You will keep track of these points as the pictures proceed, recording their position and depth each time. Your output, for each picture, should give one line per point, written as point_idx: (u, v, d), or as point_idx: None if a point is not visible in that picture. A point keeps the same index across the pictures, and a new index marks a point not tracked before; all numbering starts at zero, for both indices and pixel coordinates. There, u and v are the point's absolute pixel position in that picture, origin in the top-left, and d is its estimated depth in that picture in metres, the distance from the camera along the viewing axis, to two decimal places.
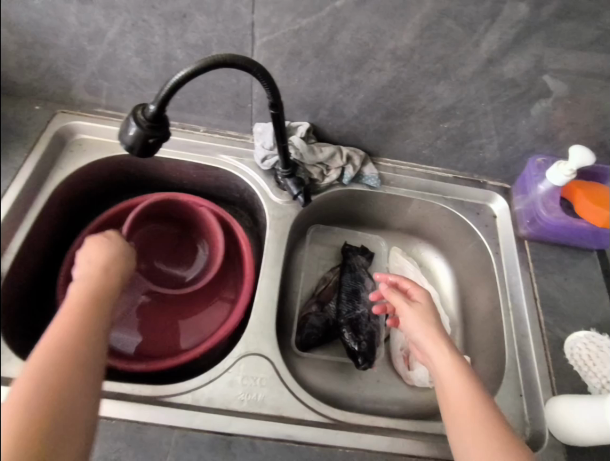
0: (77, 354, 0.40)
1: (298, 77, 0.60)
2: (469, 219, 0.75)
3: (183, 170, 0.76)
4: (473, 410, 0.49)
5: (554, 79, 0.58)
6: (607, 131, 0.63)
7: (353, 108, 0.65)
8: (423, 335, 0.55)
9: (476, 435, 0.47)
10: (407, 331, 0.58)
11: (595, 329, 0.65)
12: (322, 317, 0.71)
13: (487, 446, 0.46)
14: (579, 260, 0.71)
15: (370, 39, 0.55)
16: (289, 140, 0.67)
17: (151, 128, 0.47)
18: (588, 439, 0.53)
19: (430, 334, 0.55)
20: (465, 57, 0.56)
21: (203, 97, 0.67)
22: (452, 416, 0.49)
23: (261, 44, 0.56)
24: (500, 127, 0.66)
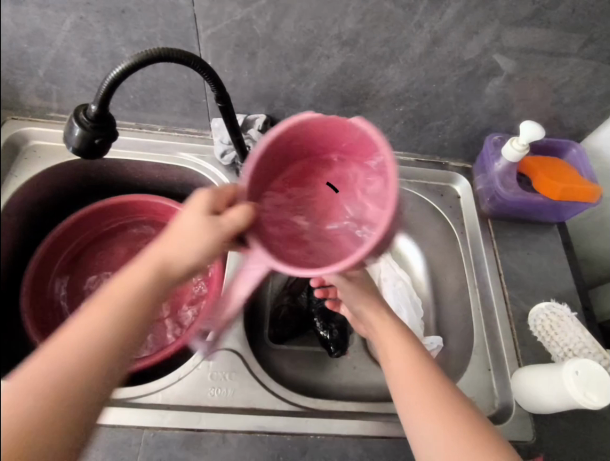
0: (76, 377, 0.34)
1: (248, 69, 0.61)
2: (434, 201, 0.76)
3: (146, 171, 0.75)
4: (423, 379, 0.51)
5: (500, 57, 0.58)
6: (556, 104, 0.65)
7: (307, 97, 0.65)
8: (364, 308, 0.57)
9: (428, 407, 0.49)
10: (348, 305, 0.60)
11: (557, 299, 0.67)
12: (294, 307, 0.71)
13: (440, 417, 0.48)
14: (542, 233, 0.73)
15: (313, 26, 0.55)
16: (247, 133, 0.68)
17: (95, 128, 0.46)
18: (552, 406, 0.54)
19: (373, 310, 0.57)
20: (410, 39, 0.56)
21: (157, 95, 0.66)
22: (402, 388, 0.51)
23: (206, 37, 0.56)
24: (454, 108, 0.66)
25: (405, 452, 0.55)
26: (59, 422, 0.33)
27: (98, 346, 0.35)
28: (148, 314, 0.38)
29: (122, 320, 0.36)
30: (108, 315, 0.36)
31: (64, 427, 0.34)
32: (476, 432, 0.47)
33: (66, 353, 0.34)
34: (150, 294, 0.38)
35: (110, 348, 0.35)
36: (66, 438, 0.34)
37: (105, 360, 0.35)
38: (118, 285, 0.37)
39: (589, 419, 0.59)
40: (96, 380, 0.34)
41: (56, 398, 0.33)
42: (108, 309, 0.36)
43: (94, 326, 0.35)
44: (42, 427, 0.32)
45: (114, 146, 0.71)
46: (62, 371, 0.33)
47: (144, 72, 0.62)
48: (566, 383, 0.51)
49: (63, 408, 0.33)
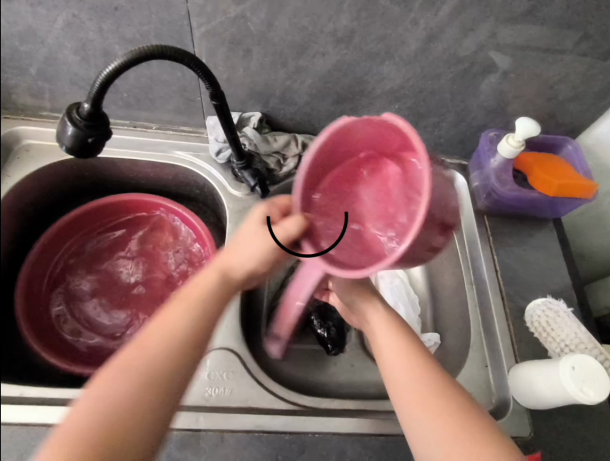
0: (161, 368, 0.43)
1: (243, 67, 0.60)
2: None
3: (140, 170, 0.74)
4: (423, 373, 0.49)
5: (496, 54, 0.58)
6: (552, 101, 0.65)
7: (302, 95, 0.65)
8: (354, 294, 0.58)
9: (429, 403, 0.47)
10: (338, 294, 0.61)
11: (553, 295, 0.68)
12: None
13: (441, 412, 0.46)
14: (538, 230, 0.73)
15: (308, 23, 0.54)
16: (243, 132, 0.67)
17: (89, 127, 0.45)
18: (549, 401, 0.55)
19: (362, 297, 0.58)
20: (405, 36, 0.56)
21: (151, 93, 0.66)
22: (401, 385, 0.49)
23: (200, 35, 0.56)
24: (450, 105, 0.66)
25: (403, 449, 0.55)
26: (154, 393, 0.42)
27: (183, 333, 0.45)
28: (217, 310, 0.48)
29: (197, 311, 0.47)
30: (190, 308, 0.47)
31: (156, 398, 0.42)
32: (473, 426, 0.46)
33: (161, 337, 0.44)
34: (217, 294, 0.49)
35: (190, 334, 0.45)
36: (154, 409, 0.42)
37: (185, 344, 0.45)
38: (194, 287, 0.48)
39: (585, 413, 0.59)
40: (178, 361, 0.44)
41: (150, 371, 0.42)
42: (188, 304, 0.47)
43: (174, 316, 0.46)
44: (139, 394, 0.41)
45: (108, 145, 0.71)
46: (156, 349, 0.43)
47: (137, 70, 0.62)
48: (564, 379, 0.51)
49: (155, 380, 0.42)
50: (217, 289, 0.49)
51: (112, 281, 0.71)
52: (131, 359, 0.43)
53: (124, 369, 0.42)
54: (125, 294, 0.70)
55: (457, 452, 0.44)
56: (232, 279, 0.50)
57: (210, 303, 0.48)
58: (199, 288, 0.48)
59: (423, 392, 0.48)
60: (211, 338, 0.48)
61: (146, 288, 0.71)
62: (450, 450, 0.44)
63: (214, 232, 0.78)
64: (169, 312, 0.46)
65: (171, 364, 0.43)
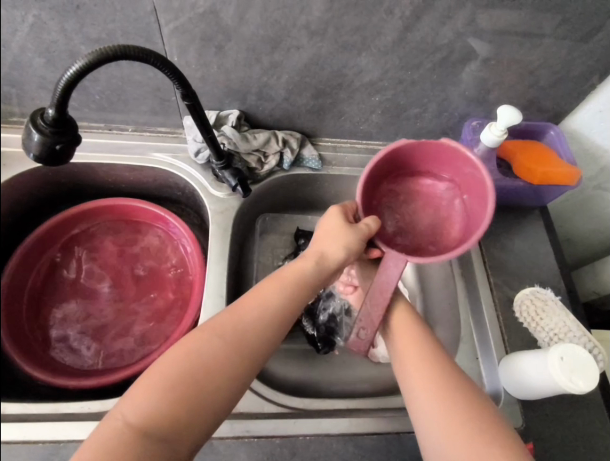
0: (226, 356, 0.47)
1: (217, 63, 0.59)
2: None
3: (118, 174, 0.72)
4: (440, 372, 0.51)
5: (475, 41, 0.57)
6: (533, 87, 0.64)
7: (280, 90, 0.63)
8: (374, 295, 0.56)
9: (439, 395, 0.49)
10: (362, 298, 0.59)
11: (541, 283, 0.67)
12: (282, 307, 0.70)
13: (450, 405, 0.48)
14: (524, 218, 0.73)
15: (281, 16, 0.53)
16: (221, 130, 0.66)
17: (55, 133, 0.43)
18: (539, 392, 0.54)
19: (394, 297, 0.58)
20: (381, 26, 0.55)
21: (123, 95, 0.64)
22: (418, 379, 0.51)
23: (169, 32, 0.54)
24: (430, 95, 0.65)
25: (396, 446, 0.55)
26: (242, 361, 0.48)
27: (256, 319, 0.50)
28: (304, 298, 0.53)
29: (301, 295, 0.53)
30: (281, 290, 0.52)
31: (241, 368, 0.48)
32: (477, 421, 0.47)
33: (235, 320, 0.49)
34: (298, 288, 0.53)
35: (274, 316, 0.50)
36: (233, 383, 0.47)
37: (274, 323, 0.50)
38: (279, 277, 0.53)
39: (576, 400, 0.59)
40: (264, 337, 0.49)
41: (242, 341, 0.48)
42: (291, 288, 0.52)
43: (262, 300, 0.51)
44: (237, 362, 0.47)
45: (84, 149, 0.69)
46: (247, 324, 0.49)
47: (107, 71, 0.59)
48: (553, 368, 0.51)
49: (241, 353, 0.48)
50: (311, 278, 0.54)
51: (96, 285, 0.68)
52: (211, 333, 0.48)
53: (204, 342, 0.48)
54: (111, 299, 0.67)
55: (458, 440, 0.46)
56: (326, 268, 0.54)
57: (273, 297, 0.51)
58: (268, 281, 0.53)
59: (431, 382, 0.50)
60: (276, 337, 0.51)
61: (131, 293, 0.68)
62: (452, 434, 0.47)
63: (197, 234, 0.77)
64: (257, 294, 0.52)
65: (233, 353, 0.48)
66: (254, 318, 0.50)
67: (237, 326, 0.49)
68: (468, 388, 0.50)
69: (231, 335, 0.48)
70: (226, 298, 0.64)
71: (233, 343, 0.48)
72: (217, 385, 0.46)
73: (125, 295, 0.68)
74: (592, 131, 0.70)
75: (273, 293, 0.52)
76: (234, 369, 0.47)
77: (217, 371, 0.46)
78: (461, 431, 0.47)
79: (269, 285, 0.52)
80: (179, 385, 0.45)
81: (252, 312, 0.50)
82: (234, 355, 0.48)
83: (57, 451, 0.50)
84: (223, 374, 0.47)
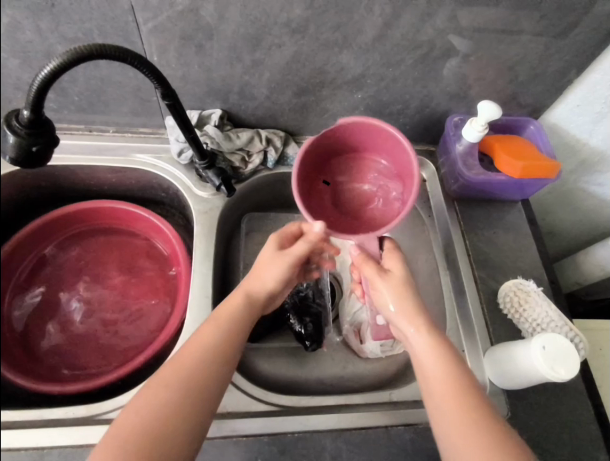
0: (182, 397, 0.47)
1: (197, 62, 0.58)
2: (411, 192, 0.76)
3: (101, 176, 0.72)
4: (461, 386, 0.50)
5: (454, 37, 0.57)
6: (513, 82, 0.65)
7: (262, 89, 0.63)
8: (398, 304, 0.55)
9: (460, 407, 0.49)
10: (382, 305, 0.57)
11: (524, 275, 0.68)
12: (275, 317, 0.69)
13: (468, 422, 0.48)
14: (507, 212, 0.74)
15: (260, 14, 0.52)
16: (204, 130, 0.66)
17: (31, 135, 0.42)
18: (524, 381, 0.55)
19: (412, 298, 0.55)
20: (361, 23, 0.55)
21: (103, 95, 0.63)
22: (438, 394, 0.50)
23: (147, 31, 0.53)
24: (412, 91, 0.66)
25: (384, 441, 0.55)
26: (200, 392, 0.48)
27: (202, 355, 0.50)
28: (245, 326, 0.54)
29: (239, 325, 0.53)
30: (225, 325, 0.52)
31: (200, 404, 0.48)
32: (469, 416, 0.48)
33: (181, 362, 0.49)
34: (241, 323, 0.53)
35: (221, 348, 0.51)
36: (200, 408, 0.48)
37: (223, 352, 0.51)
38: (222, 310, 0.54)
39: (559, 389, 0.60)
40: (210, 379, 0.49)
41: (197, 375, 0.49)
42: (232, 320, 0.53)
43: (208, 335, 0.51)
44: (193, 400, 0.48)
45: (65, 151, 0.68)
46: (196, 362, 0.49)
47: (86, 71, 0.58)
48: (535, 358, 0.52)
49: (200, 386, 0.48)
50: (244, 311, 0.54)
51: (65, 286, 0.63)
52: (168, 377, 0.48)
53: (163, 384, 0.48)
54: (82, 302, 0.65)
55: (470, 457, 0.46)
56: (256, 302, 0.56)
57: (216, 331, 0.52)
58: (212, 319, 0.53)
59: (456, 397, 0.49)
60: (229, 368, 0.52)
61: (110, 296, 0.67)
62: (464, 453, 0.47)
63: (182, 235, 0.77)
64: (201, 333, 0.52)
65: (187, 394, 0.48)
66: (202, 355, 0.50)
67: (185, 366, 0.49)
68: (470, 399, 0.49)
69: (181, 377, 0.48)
70: (213, 298, 0.64)
71: (187, 384, 0.48)
72: (179, 426, 0.46)
73: (106, 297, 0.67)
74: (570, 125, 0.72)
75: (216, 328, 0.52)
76: (194, 405, 0.48)
77: (175, 414, 0.46)
78: (453, 430, 0.48)
79: (212, 323, 0.52)
80: (141, 432, 0.45)
81: (198, 349, 0.50)
82: (189, 395, 0.48)
83: (41, 457, 0.51)
84: (183, 413, 0.47)
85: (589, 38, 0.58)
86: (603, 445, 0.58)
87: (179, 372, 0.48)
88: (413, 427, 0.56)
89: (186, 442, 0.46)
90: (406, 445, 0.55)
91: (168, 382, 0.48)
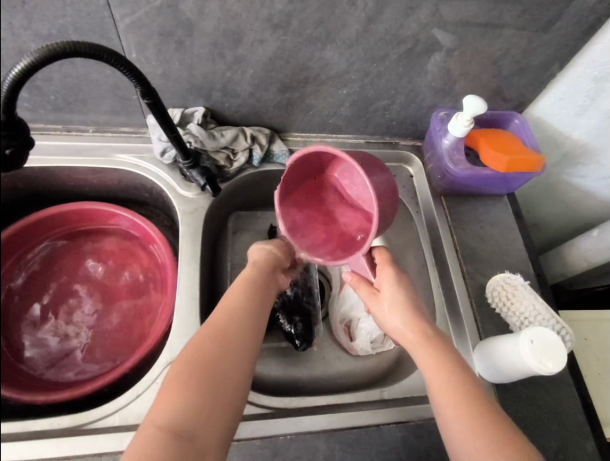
0: (203, 381, 0.47)
1: (178, 60, 0.57)
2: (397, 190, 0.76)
3: (81, 178, 0.69)
4: (461, 388, 0.49)
5: (438, 31, 0.57)
6: (497, 77, 0.65)
7: (245, 86, 0.62)
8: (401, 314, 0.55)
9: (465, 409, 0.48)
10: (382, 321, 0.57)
11: (511, 269, 0.69)
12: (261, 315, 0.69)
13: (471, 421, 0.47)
14: (493, 206, 0.74)
15: (241, 9, 0.51)
16: (186, 128, 0.64)
17: (3, 137, 0.39)
18: (513, 375, 0.56)
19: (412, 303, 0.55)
20: (345, 17, 0.54)
21: (81, 94, 0.61)
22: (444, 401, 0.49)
23: (125, 27, 0.52)
24: (397, 87, 0.65)
25: (376, 439, 0.55)
26: (229, 353, 0.50)
27: (211, 339, 0.50)
28: (265, 296, 0.57)
29: (258, 294, 0.57)
30: (229, 309, 0.53)
31: (222, 384, 0.48)
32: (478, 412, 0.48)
33: (195, 350, 0.49)
34: (243, 306, 0.54)
35: (230, 329, 0.51)
36: (224, 386, 0.48)
37: (234, 333, 0.51)
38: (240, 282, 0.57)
39: (546, 381, 0.61)
40: (227, 358, 0.49)
41: (226, 336, 0.51)
42: (250, 289, 0.57)
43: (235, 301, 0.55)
44: (214, 382, 0.47)
45: (43, 153, 0.65)
46: (209, 346, 0.50)
47: (62, 70, 0.56)
48: (524, 353, 0.52)
49: (218, 368, 0.48)
50: (250, 289, 0.57)
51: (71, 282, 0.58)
52: (201, 339, 0.50)
53: (198, 345, 0.50)
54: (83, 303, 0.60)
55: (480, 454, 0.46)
56: (256, 286, 0.57)
57: (222, 315, 0.53)
58: (219, 309, 0.53)
59: (458, 398, 0.49)
60: (246, 345, 0.51)
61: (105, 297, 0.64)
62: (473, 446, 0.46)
63: (168, 236, 0.75)
64: (226, 299, 0.55)
65: (206, 376, 0.47)
66: (213, 340, 0.50)
67: (197, 352, 0.49)
68: (471, 401, 0.49)
69: (196, 361, 0.48)
70: (200, 300, 0.63)
71: (203, 367, 0.48)
72: (207, 408, 0.46)
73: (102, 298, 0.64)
74: (553, 119, 0.72)
75: (223, 314, 0.53)
76: (218, 385, 0.48)
77: (199, 397, 0.46)
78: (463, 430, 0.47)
79: (219, 310, 0.53)
80: (168, 424, 0.44)
81: (207, 335, 0.51)
82: (210, 377, 0.48)
83: None
84: (208, 395, 0.47)
85: (571, 32, 0.59)
86: (590, 435, 0.59)
87: (193, 359, 0.49)
88: (405, 425, 0.56)
89: (219, 419, 0.46)
90: (398, 442, 0.55)
91: (185, 371, 0.48)
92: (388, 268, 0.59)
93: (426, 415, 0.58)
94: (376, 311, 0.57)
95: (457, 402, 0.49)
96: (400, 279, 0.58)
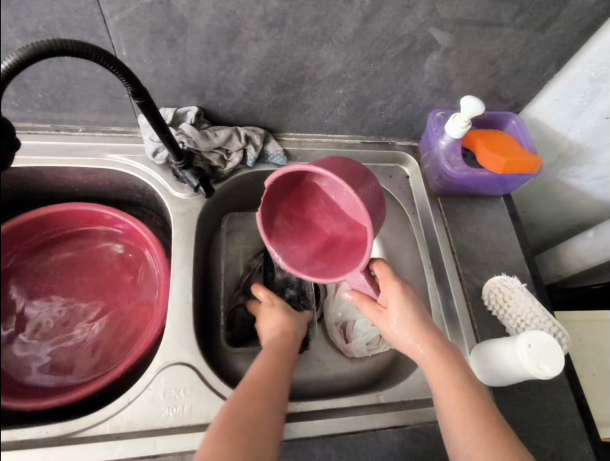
0: (231, 443, 0.45)
1: (170, 58, 0.55)
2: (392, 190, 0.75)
3: (71, 178, 0.68)
4: (467, 422, 0.49)
5: (436, 30, 0.56)
6: (494, 77, 0.65)
7: (239, 85, 0.61)
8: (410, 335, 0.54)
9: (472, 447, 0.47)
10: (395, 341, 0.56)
11: (507, 271, 0.69)
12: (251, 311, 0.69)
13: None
14: (490, 207, 0.74)
15: (235, 6, 0.50)
16: (179, 128, 0.63)
17: None
18: (509, 379, 0.56)
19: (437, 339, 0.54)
20: (341, 16, 0.53)
21: (70, 93, 0.59)
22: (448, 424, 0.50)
23: (114, 24, 0.50)
24: (394, 87, 0.64)
25: (373, 444, 0.54)
26: (265, 412, 0.48)
27: (244, 398, 0.49)
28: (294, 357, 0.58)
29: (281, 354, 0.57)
30: (263, 368, 0.53)
31: (251, 446, 0.45)
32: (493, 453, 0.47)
33: (228, 409, 0.48)
34: (276, 367, 0.54)
35: (262, 388, 0.51)
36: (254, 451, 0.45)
37: (268, 395, 0.50)
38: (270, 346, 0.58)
39: (543, 385, 0.61)
40: (260, 420, 0.47)
41: (258, 394, 0.50)
42: (278, 350, 0.57)
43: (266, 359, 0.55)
44: (243, 444, 0.45)
45: (30, 152, 0.64)
46: (241, 405, 0.48)
47: (50, 68, 0.54)
48: (521, 357, 0.52)
49: (250, 432, 0.46)
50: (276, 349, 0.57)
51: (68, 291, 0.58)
52: (236, 396, 0.49)
53: (232, 401, 0.49)
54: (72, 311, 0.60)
55: None
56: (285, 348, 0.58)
57: (256, 374, 0.52)
58: (255, 368, 0.53)
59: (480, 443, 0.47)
60: (278, 409, 0.50)
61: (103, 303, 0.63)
62: None
63: (161, 238, 0.74)
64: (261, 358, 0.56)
65: (236, 436, 0.45)
66: (246, 399, 0.49)
67: (230, 410, 0.48)
68: (473, 422, 0.49)
69: (228, 420, 0.47)
70: (194, 303, 0.62)
71: (232, 427, 0.46)
72: None
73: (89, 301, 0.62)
74: (550, 119, 0.72)
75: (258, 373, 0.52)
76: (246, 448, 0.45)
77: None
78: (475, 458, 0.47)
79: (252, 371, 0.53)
80: None
81: (240, 394, 0.50)
82: (239, 439, 0.45)
83: None
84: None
85: (569, 32, 0.58)
86: (585, 438, 0.59)
87: (224, 420, 0.47)
88: (401, 429, 0.56)
89: None
90: (395, 447, 0.55)
91: (215, 431, 0.46)
92: (391, 281, 0.56)
93: (422, 419, 0.58)
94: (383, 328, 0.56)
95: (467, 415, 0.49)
96: (406, 295, 0.56)
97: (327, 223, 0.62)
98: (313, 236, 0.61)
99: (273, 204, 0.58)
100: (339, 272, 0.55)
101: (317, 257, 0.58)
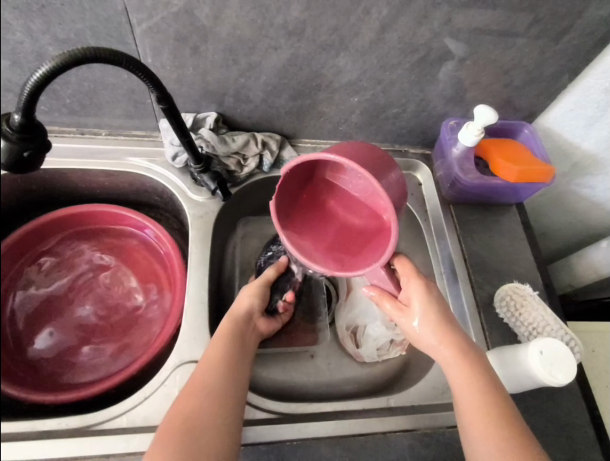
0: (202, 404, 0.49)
1: (192, 65, 0.58)
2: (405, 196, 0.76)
3: (93, 180, 0.70)
4: (493, 420, 0.49)
5: (450, 40, 0.57)
6: (508, 87, 0.66)
7: (258, 92, 0.63)
8: (436, 333, 0.55)
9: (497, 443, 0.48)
10: (416, 339, 0.57)
11: (519, 279, 0.69)
12: None
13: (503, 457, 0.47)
14: (502, 215, 0.74)
15: (257, 16, 0.52)
16: (199, 133, 0.65)
17: (21, 139, 0.40)
18: (522, 386, 0.56)
19: (457, 336, 0.54)
20: (358, 26, 0.54)
21: (96, 97, 0.61)
22: (478, 426, 0.49)
23: (141, 33, 0.52)
24: (408, 95, 0.65)
25: (383, 446, 0.55)
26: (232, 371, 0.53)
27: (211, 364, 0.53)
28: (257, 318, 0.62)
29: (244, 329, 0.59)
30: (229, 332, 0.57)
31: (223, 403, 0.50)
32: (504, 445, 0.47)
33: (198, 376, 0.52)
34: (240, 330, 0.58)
35: (228, 354, 0.54)
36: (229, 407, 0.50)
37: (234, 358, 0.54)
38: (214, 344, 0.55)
39: (554, 394, 0.61)
40: (228, 379, 0.52)
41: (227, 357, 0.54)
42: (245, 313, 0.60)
43: (210, 360, 0.53)
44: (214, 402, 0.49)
45: (55, 154, 0.66)
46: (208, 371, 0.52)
47: (78, 73, 0.57)
48: (534, 363, 0.52)
49: (220, 391, 0.50)
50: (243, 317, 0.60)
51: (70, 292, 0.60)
52: (203, 363, 0.53)
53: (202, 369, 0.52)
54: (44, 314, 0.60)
55: None
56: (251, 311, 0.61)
57: (221, 339, 0.56)
58: (219, 333, 0.57)
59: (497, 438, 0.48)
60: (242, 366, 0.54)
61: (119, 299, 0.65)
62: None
63: (177, 239, 0.76)
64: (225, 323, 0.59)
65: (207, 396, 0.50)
66: (213, 364, 0.53)
67: (200, 376, 0.51)
68: (502, 423, 0.49)
69: (196, 386, 0.51)
70: (208, 304, 0.64)
71: (202, 390, 0.50)
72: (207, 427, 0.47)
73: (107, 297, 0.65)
74: (564, 129, 0.72)
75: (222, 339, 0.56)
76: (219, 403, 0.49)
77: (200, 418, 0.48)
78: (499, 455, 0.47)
79: (218, 335, 0.56)
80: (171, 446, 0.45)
81: (206, 359, 0.53)
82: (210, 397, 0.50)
83: None
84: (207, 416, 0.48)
85: (582, 43, 0.59)
86: (598, 448, 0.58)
87: (194, 384, 0.51)
88: (411, 433, 0.56)
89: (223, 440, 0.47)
90: (405, 450, 0.55)
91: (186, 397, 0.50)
92: (415, 279, 0.57)
93: (433, 424, 0.58)
94: (405, 325, 0.57)
95: (490, 418, 0.49)
96: (428, 292, 0.56)
97: (345, 215, 0.63)
98: (334, 229, 0.62)
99: (290, 198, 0.59)
100: (358, 264, 0.55)
101: (340, 251, 0.58)
